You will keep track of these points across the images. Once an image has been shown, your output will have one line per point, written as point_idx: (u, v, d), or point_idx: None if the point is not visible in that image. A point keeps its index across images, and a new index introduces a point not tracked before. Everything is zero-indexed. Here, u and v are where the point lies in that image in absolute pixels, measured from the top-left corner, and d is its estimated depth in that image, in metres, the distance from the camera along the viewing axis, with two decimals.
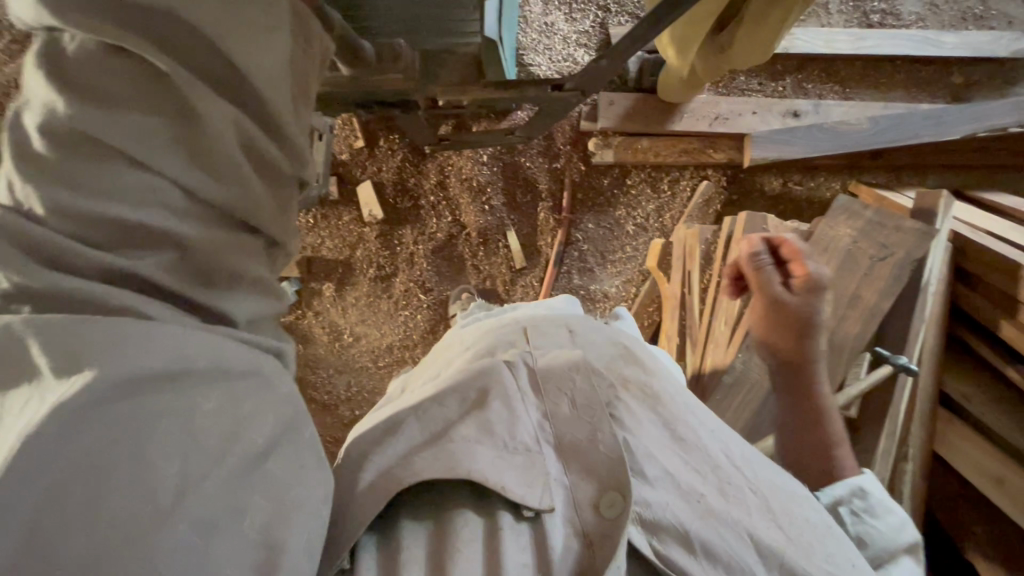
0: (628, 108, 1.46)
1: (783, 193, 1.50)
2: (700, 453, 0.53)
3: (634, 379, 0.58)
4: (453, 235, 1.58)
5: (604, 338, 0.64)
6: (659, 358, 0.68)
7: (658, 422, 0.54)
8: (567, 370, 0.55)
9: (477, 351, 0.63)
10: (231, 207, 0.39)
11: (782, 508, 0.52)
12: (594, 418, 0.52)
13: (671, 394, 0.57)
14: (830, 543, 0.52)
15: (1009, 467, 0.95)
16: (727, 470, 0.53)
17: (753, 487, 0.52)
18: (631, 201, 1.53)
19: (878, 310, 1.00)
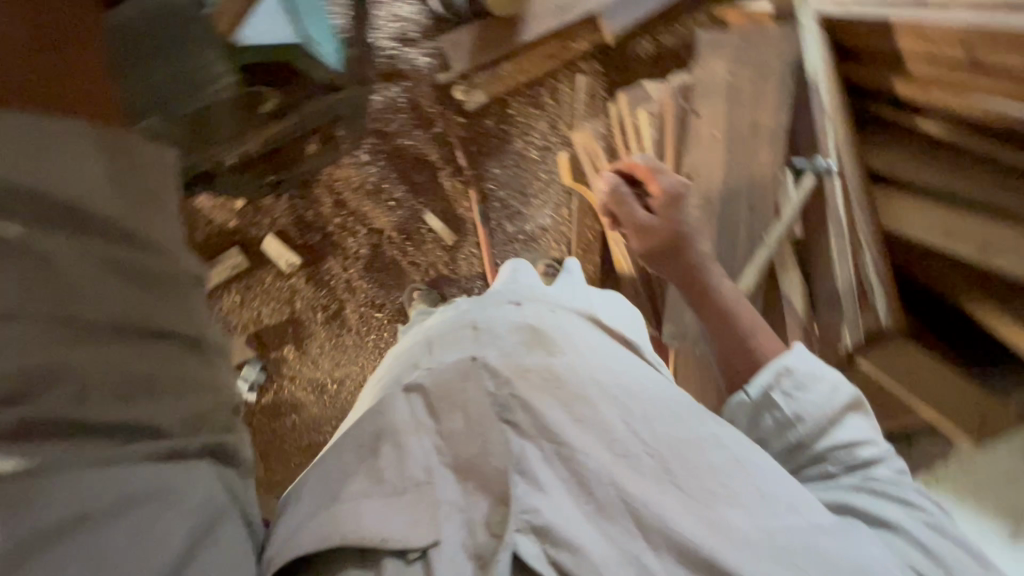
0: (471, 41, 1.40)
1: (659, 51, 1.43)
2: (596, 427, 0.54)
3: (533, 364, 0.60)
4: (375, 245, 1.51)
5: (508, 331, 0.67)
6: (577, 325, 0.71)
7: (554, 399, 0.56)
8: (457, 383, 0.59)
9: (394, 378, 0.68)
10: (118, 322, 0.35)
11: (683, 468, 0.53)
12: (484, 428, 0.55)
13: (570, 368, 0.60)
14: (732, 477, 0.53)
15: (952, 213, 0.91)
16: (622, 441, 0.54)
17: (649, 453, 0.53)
18: (522, 129, 1.46)
19: (780, 126, 0.98)
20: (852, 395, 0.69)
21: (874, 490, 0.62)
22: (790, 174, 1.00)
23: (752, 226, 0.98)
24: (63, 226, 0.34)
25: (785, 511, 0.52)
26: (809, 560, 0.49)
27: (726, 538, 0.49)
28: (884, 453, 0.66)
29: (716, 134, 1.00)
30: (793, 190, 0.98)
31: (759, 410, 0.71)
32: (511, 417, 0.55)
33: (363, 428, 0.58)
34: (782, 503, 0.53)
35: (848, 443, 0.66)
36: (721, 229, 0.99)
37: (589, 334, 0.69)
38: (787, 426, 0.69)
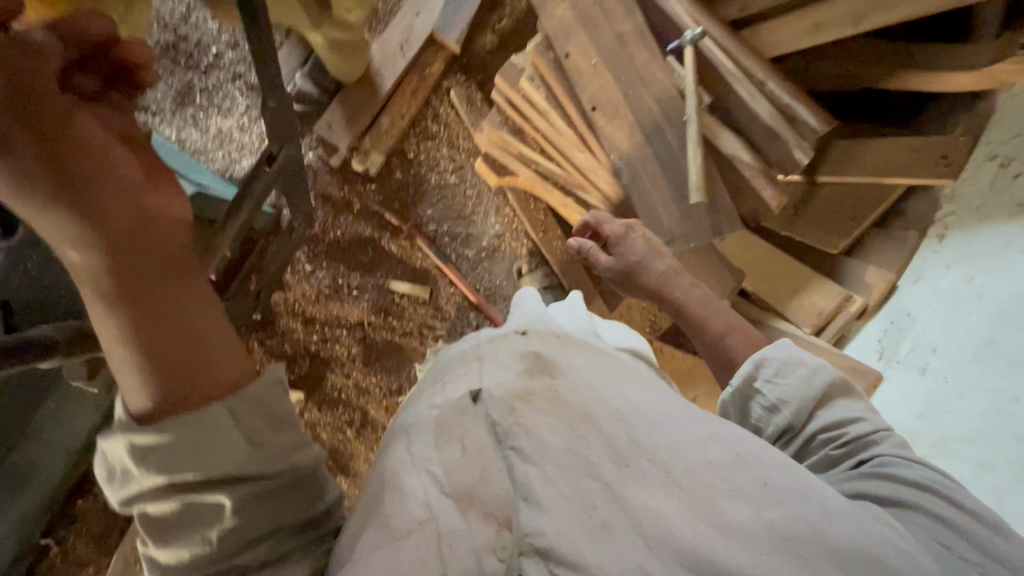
0: (344, 116, 1.42)
1: (502, 36, 1.51)
2: (601, 443, 0.54)
3: (537, 389, 0.59)
4: (363, 338, 1.49)
5: (513, 359, 0.66)
6: (577, 348, 0.69)
7: (558, 420, 0.56)
8: (455, 420, 0.58)
9: (401, 424, 0.66)
10: (278, 521, 0.49)
11: (683, 470, 0.52)
12: (483, 458, 0.54)
13: (572, 391, 0.59)
14: (730, 470, 0.52)
15: (819, 10, 0.97)
16: (627, 453, 0.53)
17: (650, 460, 0.52)
18: (431, 164, 1.50)
19: (640, 25, 1.04)
20: (834, 377, 0.68)
21: (876, 468, 0.60)
22: (674, 59, 1.06)
23: (670, 118, 1.04)
24: (228, 480, 0.46)
25: (795, 503, 0.50)
26: (804, 544, 0.47)
27: (724, 534, 0.48)
28: (880, 432, 0.64)
29: (594, 61, 1.05)
30: (685, 69, 1.04)
31: (748, 402, 0.71)
32: (515, 442, 0.55)
33: (373, 485, 0.58)
34: (786, 489, 0.51)
35: (840, 425, 0.65)
36: (645, 134, 1.05)
37: (590, 354, 0.69)
38: (771, 413, 0.68)
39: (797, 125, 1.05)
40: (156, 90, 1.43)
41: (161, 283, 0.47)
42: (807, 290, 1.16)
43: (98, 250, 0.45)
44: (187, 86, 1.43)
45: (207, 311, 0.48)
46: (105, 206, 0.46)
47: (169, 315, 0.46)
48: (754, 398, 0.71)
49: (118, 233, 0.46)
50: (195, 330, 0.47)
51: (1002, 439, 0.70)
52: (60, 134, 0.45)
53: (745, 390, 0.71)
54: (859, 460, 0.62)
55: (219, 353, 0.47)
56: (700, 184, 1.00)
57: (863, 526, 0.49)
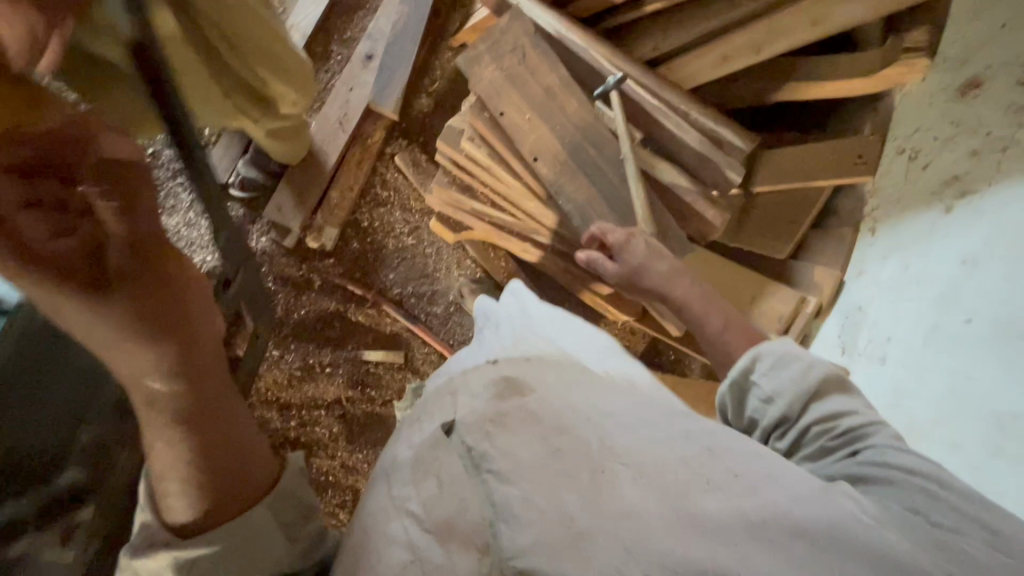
0: (291, 197, 1.42)
1: (436, 96, 1.55)
2: (576, 451, 0.59)
3: (507, 409, 0.65)
4: (342, 415, 1.46)
5: (488, 384, 0.74)
6: (555, 370, 0.76)
7: (530, 436, 0.61)
8: (432, 455, 0.67)
9: (395, 449, 0.76)
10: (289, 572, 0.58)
11: (658, 467, 0.56)
12: (456, 489, 0.62)
13: (543, 408, 0.65)
14: (691, 455, 0.58)
15: (725, 44, 1.05)
16: (600, 458, 0.58)
17: (622, 462, 0.57)
18: (386, 229, 1.51)
19: (565, 76, 1.09)
20: (829, 372, 0.71)
21: (869, 459, 0.62)
22: (602, 103, 1.11)
23: (608, 158, 1.09)
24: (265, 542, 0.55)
25: (760, 477, 0.56)
26: (780, 531, 0.51)
27: (695, 525, 0.52)
28: (875, 418, 0.67)
29: (528, 114, 1.09)
30: (613, 111, 1.09)
31: (744, 397, 0.75)
32: (488, 464, 0.61)
33: (366, 517, 0.67)
34: (756, 475, 0.56)
35: (835, 415, 0.68)
36: (588, 177, 1.09)
37: (566, 371, 0.76)
38: (767, 405, 0.72)
39: (725, 147, 1.12)
40: None
41: (216, 422, 0.58)
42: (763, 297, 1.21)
43: (183, 381, 0.57)
44: None
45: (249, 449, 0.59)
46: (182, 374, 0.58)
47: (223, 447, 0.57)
48: (750, 393, 0.74)
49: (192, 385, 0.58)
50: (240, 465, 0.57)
51: (960, 415, 0.75)
52: (175, 286, 0.61)
53: (739, 382, 0.75)
54: (853, 450, 0.64)
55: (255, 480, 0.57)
56: (648, 219, 1.06)
57: (833, 505, 0.53)
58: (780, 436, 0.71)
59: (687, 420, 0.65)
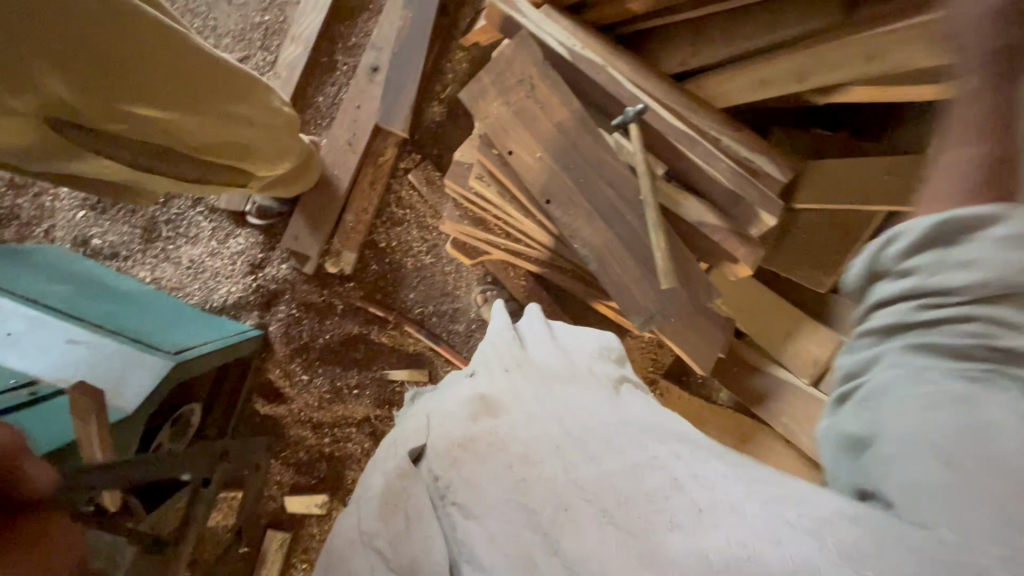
0: (307, 224, 1.41)
1: (449, 103, 1.45)
2: (541, 484, 0.57)
3: (478, 434, 0.65)
4: (371, 431, 1.51)
5: (461, 407, 0.72)
6: (533, 386, 0.74)
7: (496, 466, 0.60)
8: (400, 484, 0.66)
9: (364, 478, 0.75)
10: None
11: (622, 503, 0.53)
12: (423, 527, 0.61)
13: (514, 433, 0.64)
14: (656, 489, 0.54)
15: (762, 65, 0.90)
16: (566, 495, 0.55)
17: (588, 498, 0.54)
18: (403, 248, 1.48)
19: (579, 109, 0.99)
20: None
21: (1001, 419, 0.41)
22: (620, 135, 1.02)
23: (627, 199, 1.00)
24: None
25: (730, 505, 0.51)
26: None
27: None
28: None
29: (538, 153, 1.01)
30: (632, 145, 0.99)
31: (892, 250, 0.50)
32: (454, 495, 0.61)
33: (331, 554, 0.67)
34: (727, 506, 0.51)
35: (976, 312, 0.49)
36: (605, 219, 1.01)
37: (544, 389, 0.74)
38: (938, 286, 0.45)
39: (759, 178, 1.01)
40: (121, 233, 1.43)
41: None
42: (800, 335, 1.12)
43: None
44: (150, 223, 1.43)
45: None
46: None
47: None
48: (938, 247, 0.45)
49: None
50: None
51: None
52: None
53: (938, 234, 0.45)
54: (994, 380, 0.43)
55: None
56: (669, 270, 0.97)
57: None
58: (917, 308, 0.46)
59: (656, 446, 0.61)
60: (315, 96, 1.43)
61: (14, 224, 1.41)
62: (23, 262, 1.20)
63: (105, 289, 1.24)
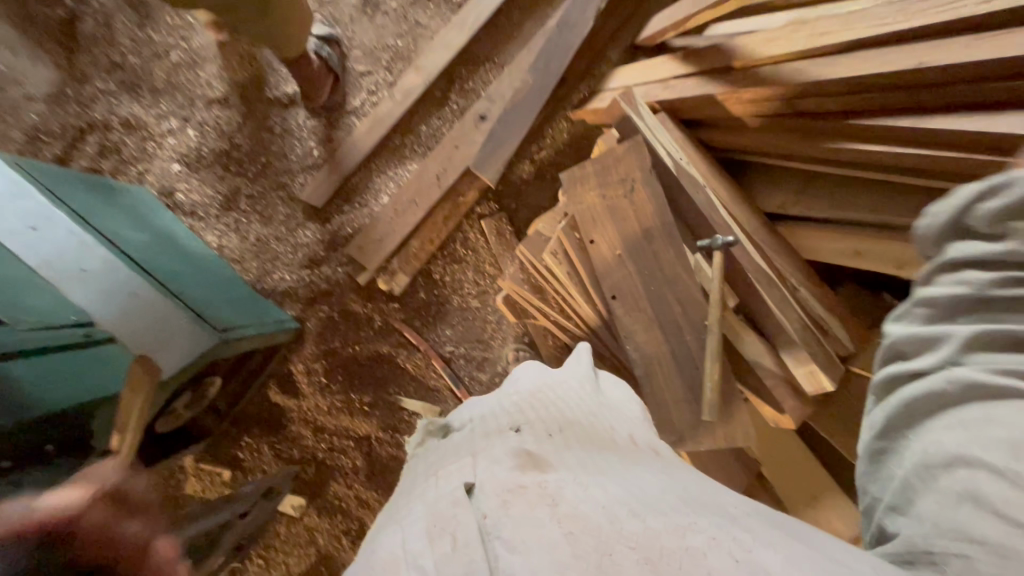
0: (375, 238, 1.46)
1: (540, 165, 1.49)
2: (587, 534, 0.50)
3: (528, 483, 0.58)
4: (368, 452, 1.51)
5: (507, 449, 0.66)
6: (575, 450, 0.67)
7: (543, 509, 0.54)
8: (449, 510, 0.58)
9: (396, 507, 0.68)
10: None
11: (661, 557, 0.48)
12: (471, 549, 0.52)
13: (561, 487, 0.57)
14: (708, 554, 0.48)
15: (874, 236, 0.92)
16: (609, 542, 0.49)
17: (631, 547, 0.49)
18: (455, 286, 1.50)
19: (670, 222, 1.02)
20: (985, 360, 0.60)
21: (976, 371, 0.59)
22: (703, 255, 1.03)
23: (692, 318, 1.00)
24: None
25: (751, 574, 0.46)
26: None
27: None
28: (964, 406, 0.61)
29: (619, 251, 1.03)
30: (711, 269, 1.01)
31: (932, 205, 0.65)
32: (500, 533, 0.53)
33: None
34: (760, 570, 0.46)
35: (979, 261, 0.61)
36: (664, 332, 1.01)
37: (589, 456, 0.66)
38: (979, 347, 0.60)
39: (826, 337, 1.01)
40: (204, 195, 1.50)
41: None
42: (824, 503, 1.08)
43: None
44: (234, 193, 1.50)
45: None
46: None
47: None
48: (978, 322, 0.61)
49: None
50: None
51: None
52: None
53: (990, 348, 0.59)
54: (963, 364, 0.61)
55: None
56: (713, 404, 0.95)
57: None
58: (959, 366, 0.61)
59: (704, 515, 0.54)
60: (420, 125, 1.50)
61: (115, 157, 1.50)
62: (111, 199, 1.25)
63: (175, 247, 1.28)
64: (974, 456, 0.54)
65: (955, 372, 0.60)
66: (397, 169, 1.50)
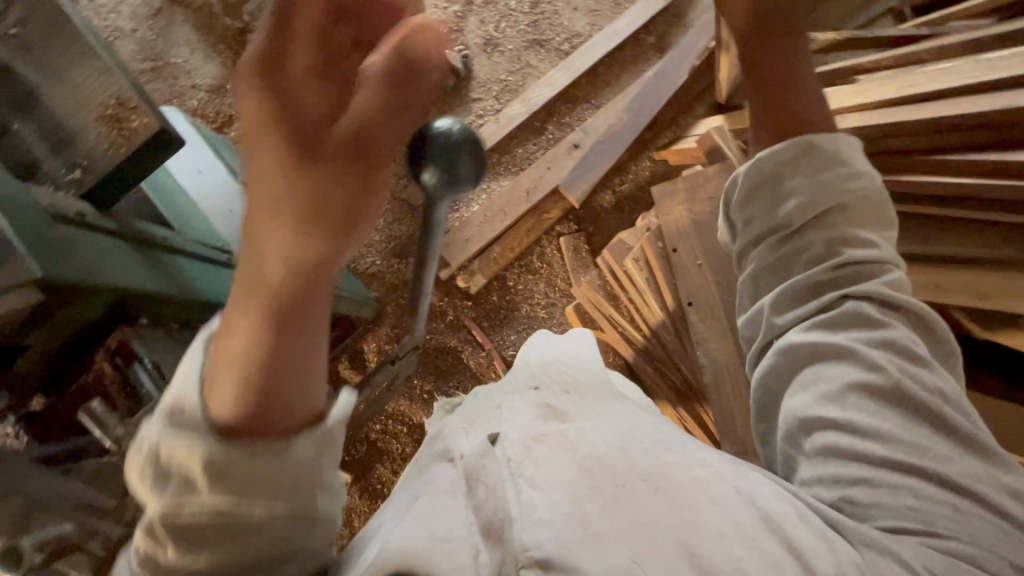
0: (463, 238, 1.59)
1: (621, 196, 1.62)
2: (604, 470, 0.56)
3: (548, 432, 0.64)
4: (419, 439, 1.55)
5: (529, 403, 0.72)
6: (591, 402, 0.74)
7: (562, 454, 0.59)
8: (478, 458, 0.62)
9: (428, 457, 0.74)
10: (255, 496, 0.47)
11: (672, 485, 0.54)
12: (498, 485, 0.58)
13: (578, 431, 0.63)
14: (716, 488, 0.54)
15: (945, 270, 0.96)
16: (624, 475, 0.55)
17: (642, 479, 0.55)
18: (526, 295, 1.60)
19: None
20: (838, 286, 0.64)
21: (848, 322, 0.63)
22: None
23: None
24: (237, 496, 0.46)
25: (750, 504, 0.53)
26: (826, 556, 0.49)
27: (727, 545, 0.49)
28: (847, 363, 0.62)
29: (701, 262, 1.12)
30: None
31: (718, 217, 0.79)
32: (523, 472, 0.59)
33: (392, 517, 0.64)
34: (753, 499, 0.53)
35: (802, 294, 0.66)
36: (737, 342, 1.06)
37: (600, 408, 0.72)
38: (842, 325, 0.63)
39: None
40: None
41: (334, 206, 0.43)
42: None
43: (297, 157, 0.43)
44: None
45: (287, 263, 0.44)
46: (380, 119, 0.42)
47: (273, 289, 0.44)
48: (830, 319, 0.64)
49: (360, 163, 0.43)
50: (288, 321, 0.45)
51: None
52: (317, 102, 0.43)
53: (828, 322, 0.64)
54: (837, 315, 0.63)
55: (297, 414, 0.47)
56: None
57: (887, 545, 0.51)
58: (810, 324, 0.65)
59: (712, 455, 0.60)
60: (517, 147, 1.66)
61: None
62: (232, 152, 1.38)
63: None
64: (825, 418, 0.60)
65: (792, 341, 0.65)
66: (490, 182, 1.64)
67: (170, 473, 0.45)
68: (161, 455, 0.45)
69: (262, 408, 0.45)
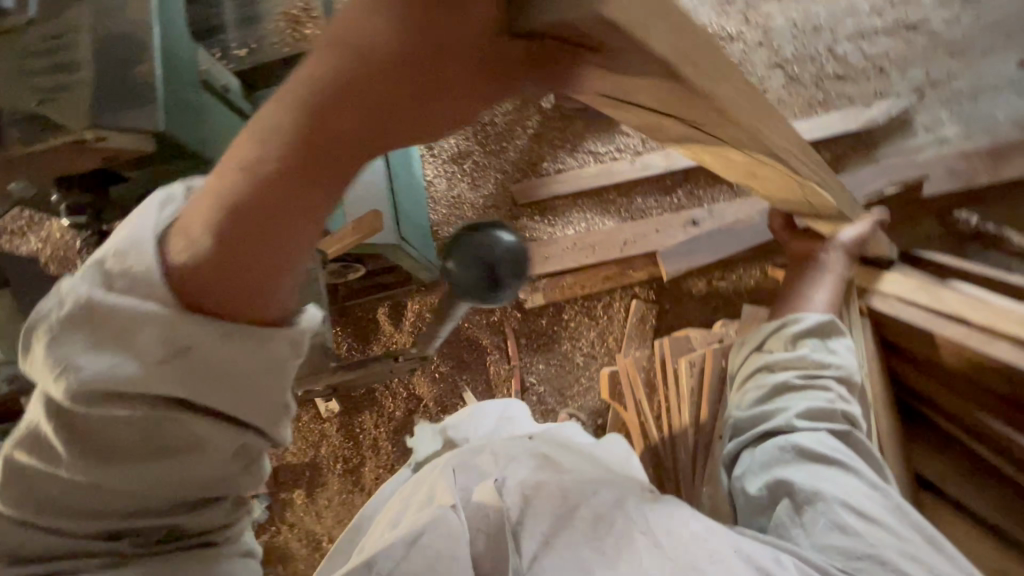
0: (544, 255, 1.57)
1: (712, 290, 1.53)
2: (605, 526, 0.62)
3: (546, 482, 0.69)
4: (410, 410, 1.57)
5: (524, 452, 0.76)
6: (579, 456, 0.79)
7: (561, 506, 0.65)
8: (483, 507, 0.65)
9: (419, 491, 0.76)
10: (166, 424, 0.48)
11: (671, 540, 0.61)
12: (501, 540, 0.61)
13: (577, 485, 0.68)
14: (711, 542, 0.61)
15: None
16: (625, 528, 0.62)
17: (643, 532, 0.61)
18: (572, 334, 1.56)
19: None
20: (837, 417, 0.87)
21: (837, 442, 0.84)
22: None
23: None
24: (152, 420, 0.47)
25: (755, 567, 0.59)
26: None
27: None
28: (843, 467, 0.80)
29: None
30: None
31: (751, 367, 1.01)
32: (522, 524, 0.63)
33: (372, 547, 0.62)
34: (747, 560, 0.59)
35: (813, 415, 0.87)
36: None
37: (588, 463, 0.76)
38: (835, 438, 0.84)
39: None
40: (446, 143, 1.65)
41: (430, 106, 0.43)
42: None
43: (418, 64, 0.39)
44: (466, 152, 1.63)
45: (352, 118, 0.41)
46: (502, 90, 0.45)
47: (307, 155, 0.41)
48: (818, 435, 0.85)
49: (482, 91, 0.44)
50: (316, 168, 0.41)
51: None
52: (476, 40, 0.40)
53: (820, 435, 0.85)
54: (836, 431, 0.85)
55: (274, 296, 0.45)
56: None
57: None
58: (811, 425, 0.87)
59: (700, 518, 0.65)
60: (637, 195, 1.59)
61: None
62: None
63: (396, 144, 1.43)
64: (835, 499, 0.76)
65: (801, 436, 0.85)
66: (596, 215, 1.60)
67: (105, 346, 0.44)
68: (94, 313, 0.44)
69: (237, 239, 0.42)
